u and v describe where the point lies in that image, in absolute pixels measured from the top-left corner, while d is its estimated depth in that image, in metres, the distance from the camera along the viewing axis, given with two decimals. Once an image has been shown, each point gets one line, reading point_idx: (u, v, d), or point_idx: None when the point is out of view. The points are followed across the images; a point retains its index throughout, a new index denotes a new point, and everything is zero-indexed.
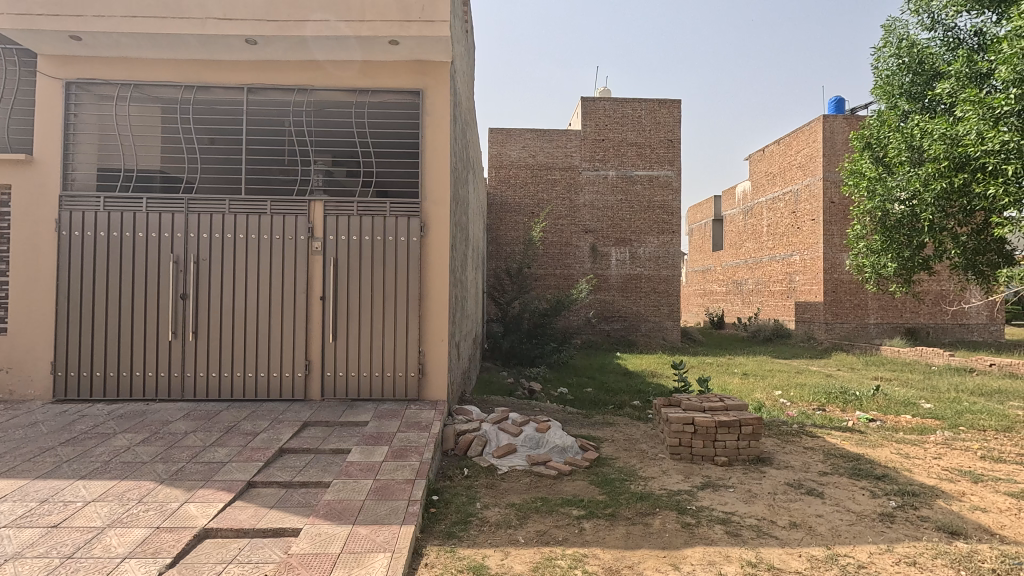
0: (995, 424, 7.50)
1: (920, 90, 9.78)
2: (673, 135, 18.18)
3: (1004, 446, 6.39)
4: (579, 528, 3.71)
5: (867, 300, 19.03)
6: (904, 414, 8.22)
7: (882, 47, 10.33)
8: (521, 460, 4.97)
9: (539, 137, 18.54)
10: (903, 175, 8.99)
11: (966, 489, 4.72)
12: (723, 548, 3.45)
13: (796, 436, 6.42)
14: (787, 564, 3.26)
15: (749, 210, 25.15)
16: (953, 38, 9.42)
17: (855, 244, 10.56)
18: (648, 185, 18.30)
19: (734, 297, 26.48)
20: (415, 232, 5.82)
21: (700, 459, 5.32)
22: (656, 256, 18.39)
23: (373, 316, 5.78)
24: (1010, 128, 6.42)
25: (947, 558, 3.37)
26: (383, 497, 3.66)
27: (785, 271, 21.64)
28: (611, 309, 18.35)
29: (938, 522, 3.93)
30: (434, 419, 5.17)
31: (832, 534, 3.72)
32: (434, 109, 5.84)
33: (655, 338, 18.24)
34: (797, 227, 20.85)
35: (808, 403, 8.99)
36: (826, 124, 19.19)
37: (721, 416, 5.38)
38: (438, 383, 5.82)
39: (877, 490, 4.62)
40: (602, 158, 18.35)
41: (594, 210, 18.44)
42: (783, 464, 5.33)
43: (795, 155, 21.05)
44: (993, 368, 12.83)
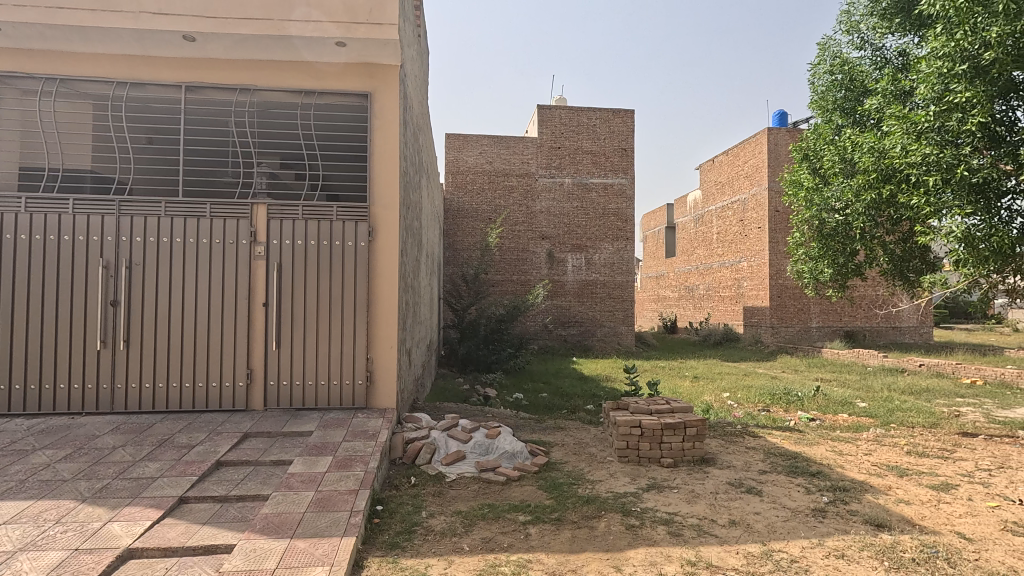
0: (923, 421, 7.98)
1: (852, 106, 10.28)
2: (626, 144, 18.62)
3: (930, 441, 6.77)
4: (525, 534, 3.70)
5: (810, 305, 19.93)
6: (841, 413, 8.63)
7: (817, 64, 10.87)
8: (469, 467, 4.94)
9: (495, 144, 18.62)
10: (838, 186, 9.45)
11: (893, 483, 4.99)
12: (665, 548, 3.51)
13: (739, 436, 6.63)
14: (724, 561, 3.36)
15: (699, 218, 25.98)
16: (880, 58, 9.92)
17: (794, 251, 11.01)
18: (602, 193, 18.65)
19: (686, 302, 27.27)
20: (363, 237, 5.72)
21: (647, 461, 5.43)
22: (611, 262, 18.70)
23: (319, 324, 5.64)
24: (931, 142, 6.51)
25: (872, 550, 3.54)
26: (324, 509, 3.56)
27: (734, 277, 22.43)
28: (567, 315, 18.52)
29: (866, 515, 4.13)
30: (382, 428, 5.06)
31: (768, 531, 3.85)
32: (383, 112, 5.76)
33: (610, 343, 18.51)
34: (745, 234, 21.68)
35: (753, 404, 9.31)
36: (770, 136, 20.06)
37: (666, 419, 5.52)
38: (386, 391, 5.71)
39: (811, 487, 4.82)
40: (558, 165, 18.59)
41: (550, 216, 18.64)
42: (725, 464, 5.48)
43: (742, 165, 21.91)
44: (922, 368, 13.67)
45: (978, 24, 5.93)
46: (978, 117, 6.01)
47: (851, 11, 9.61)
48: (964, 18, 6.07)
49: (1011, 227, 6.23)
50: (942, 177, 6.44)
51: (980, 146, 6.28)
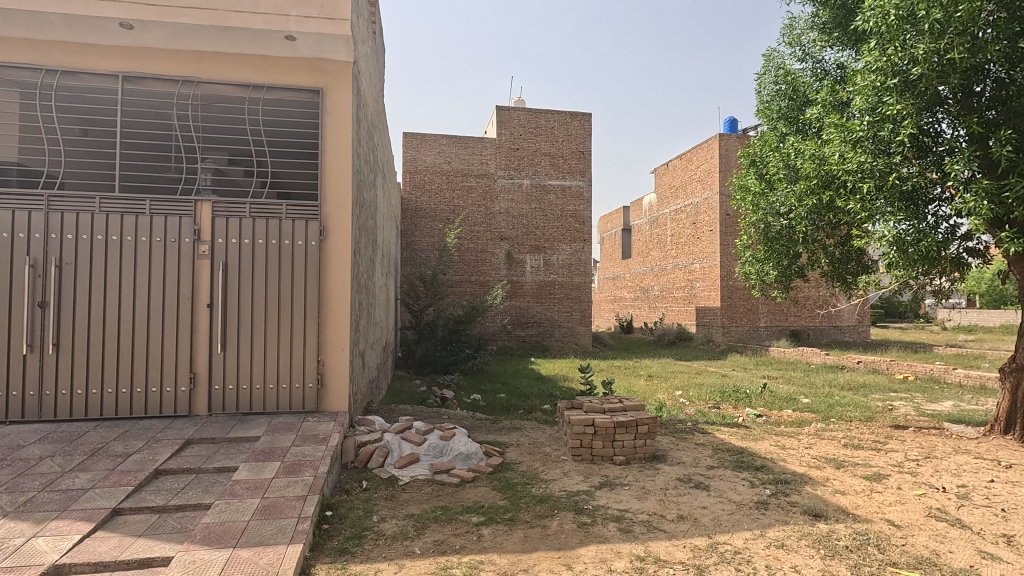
0: (859, 415, 8.42)
1: (795, 114, 10.71)
2: (584, 147, 18.90)
3: (865, 434, 7.14)
4: (477, 535, 3.69)
5: (758, 305, 20.72)
6: (786, 409, 9.00)
7: (762, 74, 11.26)
8: (423, 469, 4.90)
9: (454, 143, 18.51)
10: (783, 191, 9.83)
11: (830, 474, 5.24)
12: (615, 545, 3.58)
13: (689, 433, 6.81)
14: (672, 555, 3.44)
15: (654, 221, 26.60)
16: (820, 70, 10.32)
17: (742, 253, 11.35)
18: (560, 195, 18.85)
19: (641, 303, 27.85)
20: (314, 236, 5.58)
21: (600, 459, 5.51)
22: (569, 263, 18.91)
23: (268, 326, 5.47)
24: (867, 151, 6.81)
25: (810, 539, 3.72)
26: (270, 516, 3.44)
27: (687, 279, 23.09)
28: (525, 315, 18.60)
29: (805, 506, 4.32)
30: (333, 432, 4.94)
31: (713, 524, 3.97)
32: (335, 109, 5.65)
33: (568, 343, 18.72)
34: (697, 236, 22.34)
35: (704, 401, 9.59)
36: (721, 141, 20.75)
37: (619, 417, 5.62)
38: (338, 393, 5.59)
39: (755, 480, 5.00)
40: (516, 167, 18.67)
41: (509, 217, 18.68)
42: (675, 460, 5.63)
43: (695, 170, 22.58)
44: (859, 365, 14.43)
45: (906, 41, 6.22)
46: (908, 128, 6.34)
47: (793, 24, 9.97)
48: (894, 34, 6.33)
49: (937, 231, 6.63)
50: (875, 184, 6.76)
51: (909, 155, 6.64)
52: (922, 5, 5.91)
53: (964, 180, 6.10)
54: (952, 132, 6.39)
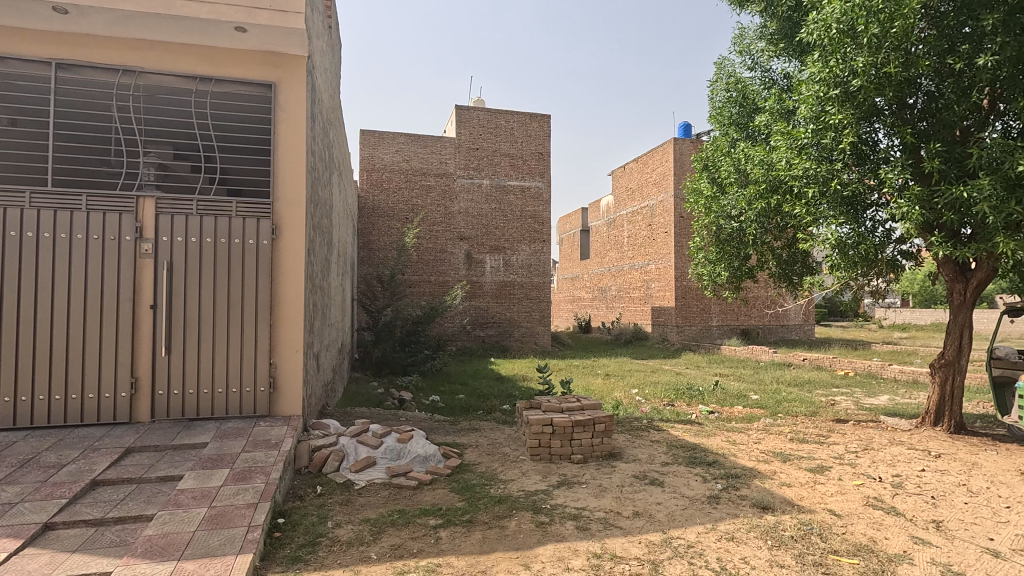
0: (804, 410, 8.80)
1: (745, 121, 11.10)
2: (543, 148, 19.05)
3: (810, 428, 7.46)
4: (435, 538, 3.66)
5: (710, 305, 21.39)
6: (736, 405, 9.31)
7: (715, 81, 11.61)
8: (379, 473, 4.83)
9: (413, 142, 18.29)
10: (734, 195, 10.16)
11: (777, 468, 5.45)
12: (572, 543, 3.61)
13: (645, 430, 6.96)
14: (628, 551, 3.51)
15: (612, 222, 27.05)
16: (768, 79, 10.72)
17: (695, 255, 11.65)
18: (520, 195, 18.94)
19: (599, 303, 28.26)
20: (266, 235, 5.40)
21: (558, 459, 5.56)
22: (528, 263, 19.00)
23: (216, 327, 5.26)
24: (811, 157, 7.10)
25: (758, 531, 3.86)
26: (217, 526, 3.31)
27: (643, 279, 23.60)
28: (485, 316, 18.57)
29: (754, 499, 4.48)
30: (286, 436, 4.79)
31: (667, 519, 4.07)
32: (288, 105, 5.49)
33: (527, 343, 18.81)
34: (653, 238, 22.87)
35: (660, 399, 9.81)
36: (676, 146, 21.31)
37: (576, 417, 5.68)
38: (291, 396, 5.43)
39: (707, 475, 5.15)
40: (476, 167, 18.63)
41: (468, 217, 18.61)
42: (631, 457, 5.73)
43: (651, 173, 23.11)
44: (804, 362, 15.09)
45: (847, 54, 6.54)
46: (849, 136, 6.66)
47: (743, 34, 10.31)
48: (836, 46, 6.64)
49: (875, 235, 7.00)
50: (819, 189, 7.06)
51: (849, 162, 6.98)
52: (861, 20, 6.22)
53: (898, 187, 6.45)
54: (888, 142, 6.77)
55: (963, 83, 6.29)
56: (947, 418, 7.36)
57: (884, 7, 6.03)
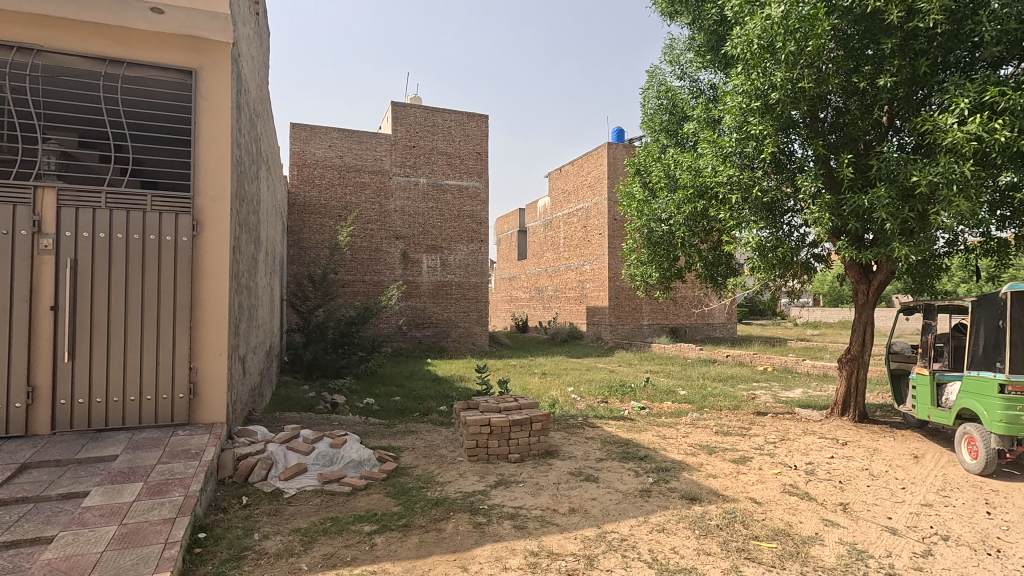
0: (728, 405, 9.29)
1: (674, 128, 11.56)
2: (480, 148, 19.06)
3: (733, 421, 7.89)
4: (370, 544, 3.57)
5: (641, 305, 22.17)
6: (666, 401, 9.70)
7: (646, 89, 11.99)
8: (311, 480, 4.66)
9: (347, 138, 17.74)
10: (664, 199, 10.56)
11: (703, 460, 5.73)
12: (510, 542, 3.63)
13: (580, 428, 7.10)
14: (564, 548, 3.57)
15: (548, 223, 27.44)
16: (696, 89, 11.21)
17: (629, 256, 11.99)
18: (457, 195, 18.85)
19: (535, 303, 28.60)
20: (186, 232, 5.06)
21: (495, 459, 5.57)
22: (465, 263, 18.94)
23: (129, 330, 4.88)
24: (735, 165, 7.46)
25: (687, 521, 4.03)
26: (129, 544, 3.07)
27: (578, 280, 24.11)
28: (421, 316, 18.32)
29: (683, 491, 4.68)
30: (208, 445, 4.51)
31: (602, 514, 4.17)
32: (211, 93, 5.18)
33: (464, 344, 18.73)
34: (588, 239, 23.42)
35: (594, 397, 10.05)
36: (609, 150, 21.92)
37: (514, 416, 5.72)
38: (214, 403, 5.12)
39: (639, 470, 5.32)
40: (412, 165, 18.35)
41: (404, 216, 18.29)
42: (567, 455, 5.83)
43: (586, 175, 23.65)
44: (727, 358, 15.94)
45: (767, 69, 6.92)
46: (768, 147, 7.07)
47: (673, 45, 10.74)
48: (757, 61, 7.00)
49: (790, 239, 7.49)
50: (741, 196, 7.43)
51: (768, 171, 7.41)
52: (779, 38, 6.61)
53: (811, 194, 6.93)
54: (802, 152, 7.26)
55: (866, 100, 6.86)
56: (853, 408, 8.00)
57: (799, 28, 6.45)
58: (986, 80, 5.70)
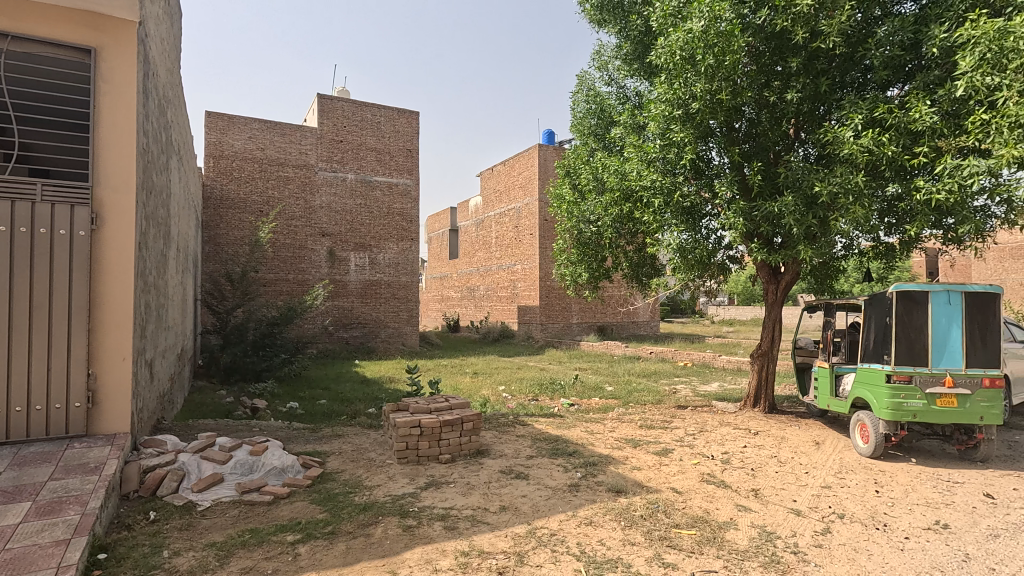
0: (651, 399, 9.69)
1: (602, 132, 11.90)
2: (411, 145, 18.80)
3: (655, 415, 8.24)
4: (293, 555, 3.42)
5: (571, 305, 22.68)
6: (594, 397, 9.97)
7: (576, 92, 12.27)
8: (228, 491, 4.40)
9: (269, 129, 16.87)
10: (592, 202, 10.84)
11: (628, 453, 5.94)
12: (440, 544, 3.60)
13: (511, 426, 7.16)
14: (494, 546, 3.58)
15: (480, 223, 27.45)
16: (623, 95, 11.61)
17: (559, 256, 12.21)
18: (387, 192, 18.48)
19: (467, 302, 28.52)
20: (84, 225, 4.62)
21: (425, 460, 5.50)
22: (395, 262, 18.59)
23: (14, 333, 4.37)
24: (658, 169, 7.77)
25: (613, 513, 4.17)
26: (13, 572, 2.76)
27: (510, 279, 24.30)
28: (349, 316, 17.77)
29: (610, 484, 4.84)
30: (110, 457, 4.14)
31: (532, 510, 4.23)
32: (114, 75, 4.76)
33: (394, 344, 18.37)
34: (519, 239, 23.66)
35: (524, 395, 10.16)
36: (541, 152, 22.26)
37: (445, 416, 5.68)
38: (116, 412, 4.72)
39: (568, 465, 5.45)
40: (339, 160, 17.76)
41: (331, 212, 17.65)
42: (498, 453, 5.87)
43: (518, 176, 23.88)
44: (651, 355, 16.63)
45: (688, 80, 7.25)
46: (689, 154, 7.45)
47: (602, 52, 11.05)
48: (679, 71, 7.32)
49: (709, 241, 7.91)
50: (664, 200, 7.76)
51: (689, 176, 7.79)
52: (699, 50, 6.96)
53: (726, 200, 7.36)
54: (719, 160, 7.69)
55: (775, 113, 7.37)
56: (763, 400, 8.59)
57: (717, 42, 6.82)
58: (876, 99, 6.28)
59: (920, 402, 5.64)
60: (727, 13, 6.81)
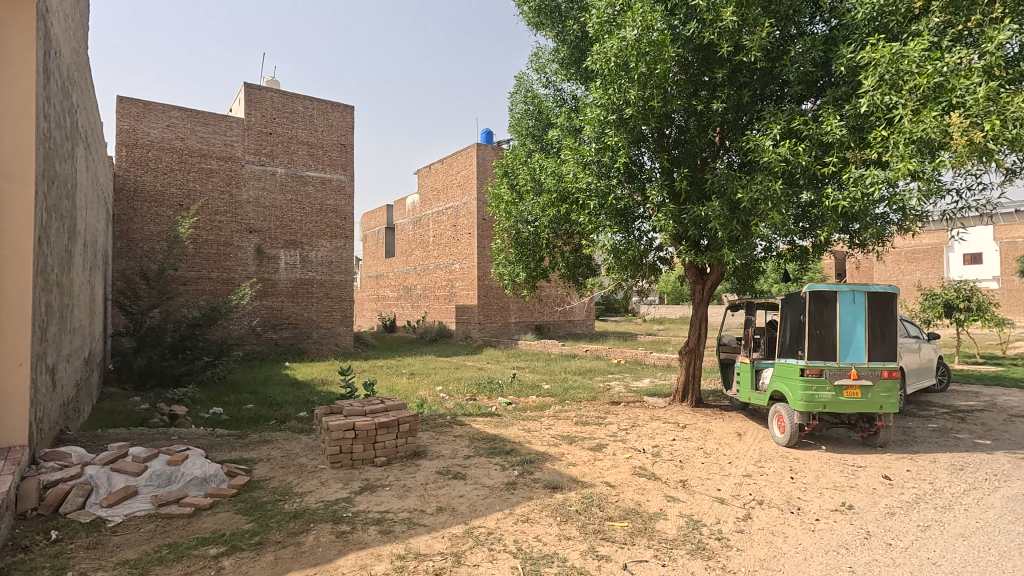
0: (587, 396, 9.93)
1: (540, 133, 12.05)
2: (346, 140, 18.32)
3: (590, 412, 8.44)
4: (217, 569, 3.24)
5: (509, 304, 22.83)
6: (531, 395, 10.08)
7: (514, 93, 12.36)
8: (143, 504, 4.11)
9: (190, 118, 15.83)
10: (530, 202, 10.95)
11: (564, 450, 6.06)
12: (376, 548, 3.53)
13: (448, 426, 7.11)
14: (431, 547, 3.55)
15: (417, 221, 27.08)
16: (560, 98, 11.81)
17: (497, 255, 12.25)
18: (320, 188, 17.89)
19: (403, 302, 28.05)
20: None
21: (360, 464, 5.37)
22: (328, 260, 18.02)
23: None
24: (594, 172, 7.96)
25: (549, 509, 4.24)
26: None
27: (447, 279, 24.13)
28: (278, 316, 17.03)
29: (546, 481, 4.92)
30: (3, 473, 3.76)
31: (469, 510, 4.22)
32: (10, 52, 4.32)
33: (327, 345, 17.79)
34: (457, 238, 23.55)
35: (462, 394, 10.13)
36: (479, 151, 22.26)
37: (380, 418, 5.57)
38: (11, 423, 4.28)
39: (506, 464, 5.48)
40: (268, 153, 16.99)
41: (259, 207, 16.84)
42: (435, 454, 5.82)
43: (456, 175, 23.76)
44: (586, 353, 17.04)
45: (622, 86, 7.47)
46: (622, 158, 7.68)
47: (539, 54, 11.18)
48: (614, 77, 7.53)
49: (640, 243, 8.20)
50: (599, 202, 7.96)
51: (622, 179, 8.03)
52: (633, 58, 7.19)
53: (657, 203, 7.64)
54: (651, 165, 7.98)
55: (702, 121, 7.73)
56: (690, 394, 9.00)
57: (649, 51, 7.07)
58: (793, 112, 6.73)
59: (829, 393, 6.11)
60: (659, 23, 7.07)
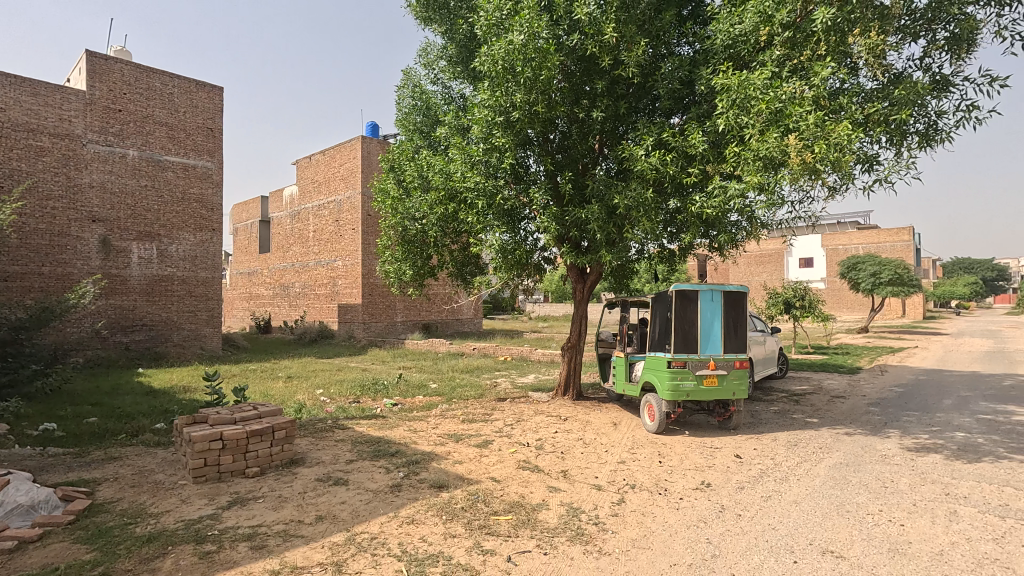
0: (474, 394, 10.01)
1: (427, 130, 11.89)
2: (213, 123, 16.91)
3: (477, 410, 8.52)
4: None
5: (395, 303, 22.32)
6: (417, 395, 9.95)
7: (401, 87, 12.12)
8: None
9: (14, 85, 13.39)
10: (417, 199, 10.73)
11: (451, 448, 6.06)
12: (246, 566, 3.27)
13: (329, 431, 6.79)
14: (309, 559, 3.37)
15: (295, 215, 25.49)
16: (448, 96, 11.76)
17: (383, 253, 11.89)
18: (181, 174, 16.24)
19: (279, 301, 26.25)
20: None
21: (228, 476, 4.95)
22: (190, 255, 16.39)
23: None
24: (482, 172, 8.00)
25: (434, 509, 4.22)
26: None
27: (329, 276, 23.00)
28: (129, 317, 15.11)
29: (433, 481, 4.89)
30: None
31: (351, 516, 4.07)
32: None
33: (189, 348, 16.16)
34: (339, 234, 22.55)
35: (345, 397, 9.73)
36: (363, 144, 21.52)
37: (252, 426, 5.17)
38: None
39: (390, 466, 5.36)
40: (116, 132, 15.03)
41: (104, 193, 14.81)
42: (314, 461, 5.53)
43: (338, 168, 22.73)
44: (473, 351, 17.19)
45: (509, 89, 7.61)
46: (509, 159, 7.82)
47: (427, 50, 11.04)
48: (501, 79, 7.64)
49: (525, 243, 8.42)
50: (486, 202, 8.02)
51: (509, 181, 8.18)
52: (519, 63, 7.37)
53: (542, 205, 7.90)
54: (536, 167, 8.22)
55: (583, 129, 8.11)
56: (571, 388, 9.42)
57: (534, 57, 7.30)
58: (662, 126, 7.31)
59: (691, 382, 6.73)
60: (544, 32, 7.33)
